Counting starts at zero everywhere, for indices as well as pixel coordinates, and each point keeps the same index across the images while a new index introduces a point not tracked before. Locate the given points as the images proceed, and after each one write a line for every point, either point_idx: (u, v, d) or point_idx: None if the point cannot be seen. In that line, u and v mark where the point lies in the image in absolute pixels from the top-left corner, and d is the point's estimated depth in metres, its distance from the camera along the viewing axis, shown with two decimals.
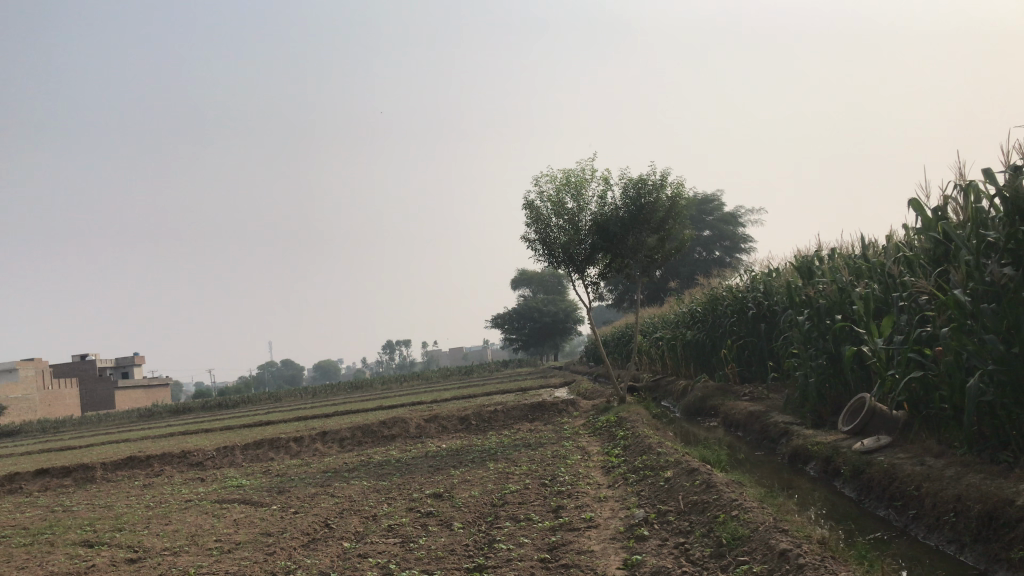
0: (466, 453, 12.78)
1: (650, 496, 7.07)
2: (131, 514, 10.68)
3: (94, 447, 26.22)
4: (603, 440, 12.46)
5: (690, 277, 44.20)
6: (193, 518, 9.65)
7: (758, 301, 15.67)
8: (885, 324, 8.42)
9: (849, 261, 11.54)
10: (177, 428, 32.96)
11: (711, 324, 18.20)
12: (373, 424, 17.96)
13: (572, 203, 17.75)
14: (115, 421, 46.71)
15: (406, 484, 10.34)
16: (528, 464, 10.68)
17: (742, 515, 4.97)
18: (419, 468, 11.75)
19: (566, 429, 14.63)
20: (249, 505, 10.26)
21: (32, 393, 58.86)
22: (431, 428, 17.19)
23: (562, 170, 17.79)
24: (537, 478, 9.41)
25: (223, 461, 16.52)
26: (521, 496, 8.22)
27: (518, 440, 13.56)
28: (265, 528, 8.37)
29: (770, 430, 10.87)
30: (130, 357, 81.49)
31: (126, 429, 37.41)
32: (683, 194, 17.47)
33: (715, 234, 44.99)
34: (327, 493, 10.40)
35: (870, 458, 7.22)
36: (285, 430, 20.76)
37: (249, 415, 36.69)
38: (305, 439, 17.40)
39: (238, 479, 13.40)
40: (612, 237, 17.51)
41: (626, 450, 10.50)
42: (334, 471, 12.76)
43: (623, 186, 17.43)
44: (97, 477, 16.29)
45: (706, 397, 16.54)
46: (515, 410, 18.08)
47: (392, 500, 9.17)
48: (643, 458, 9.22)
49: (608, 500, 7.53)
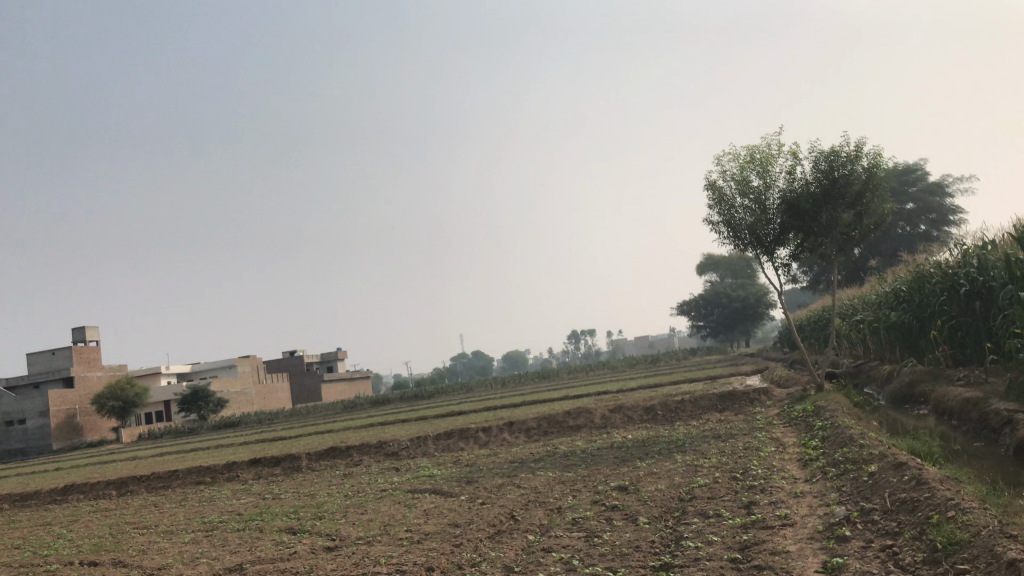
0: (653, 444, 12.48)
1: (853, 492, 6.52)
2: (331, 502, 11.23)
3: (302, 437, 28.01)
4: (799, 431, 11.76)
5: (892, 254, 41.27)
6: (387, 508, 9.99)
7: (973, 277, 14.29)
8: None
9: None
10: (376, 419, 34.65)
11: (918, 304, 16.80)
12: (558, 414, 17.99)
13: (758, 180, 16.91)
14: (322, 413, 49.85)
15: (592, 476, 10.21)
16: (717, 456, 10.25)
17: (960, 516, 4.42)
18: (604, 459, 11.59)
19: (758, 419, 13.98)
20: (439, 495, 10.50)
21: (250, 387, 64.04)
22: (617, 419, 16.98)
23: (746, 146, 16.98)
24: (728, 471, 8.99)
25: (417, 451, 17.12)
26: (710, 491, 7.85)
27: (707, 431, 13.09)
28: (453, 519, 8.49)
29: (991, 419, 9.83)
30: (334, 353, 86.86)
31: (331, 420, 39.80)
32: (881, 165, 16.22)
33: (919, 206, 41.68)
34: (513, 484, 10.45)
35: None
36: (474, 421, 21.24)
37: (442, 405, 37.96)
38: (494, 429, 17.69)
39: (430, 469, 13.80)
40: (803, 214, 16.55)
41: (825, 442, 9.83)
42: (520, 462, 12.84)
43: (813, 159, 16.43)
44: (303, 467, 17.34)
45: (914, 383, 15.29)
46: (703, 399, 17.52)
47: (576, 493, 9.05)
48: (844, 450, 8.58)
49: (805, 496, 7.03)
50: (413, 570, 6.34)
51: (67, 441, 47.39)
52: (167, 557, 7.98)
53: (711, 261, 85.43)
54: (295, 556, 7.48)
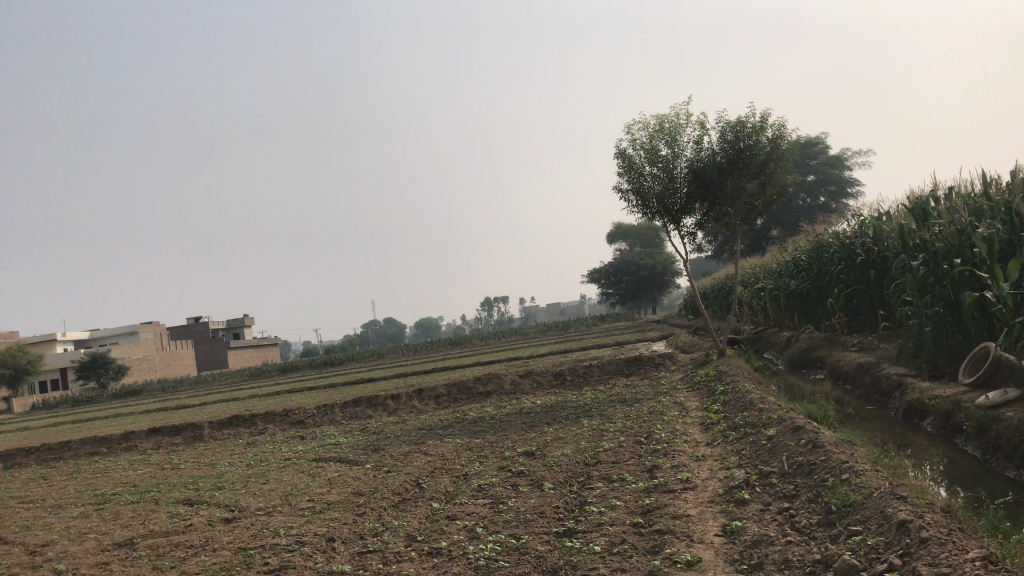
0: (560, 409, 12.56)
1: (752, 455, 6.64)
2: (232, 472, 10.90)
3: (205, 406, 27.27)
4: (703, 396, 12.00)
5: (794, 224, 42.63)
6: (290, 477, 9.75)
7: (868, 247, 14.79)
8: (1011, 267, 7.69)
9: (970, 201, 10.67)
10: (283, 386, 33.96)
11: (816, 273, 17.34)
12: (467, 381, 17.94)
13: (667, 150, 17.05)
14: (227, 380, 48.69)
15: (499, 442, 10.19)
16: (622, 421, 10.36)
17: (853, 479, 4.51)
18: (512, 425, 11.59)
19: (663, 383, 14.23)
20: (344, 464, 10.33)
21: (152, 354, 61.99)
22: (526, 385, 17.06)
23: (655, 116, 17.07)
24: (632, 435, 9.09)
25: (323, 419, 16.83)
26: (614, 455, 7.91)
27: (613, 396, 13.25)
28: (357, 488, 8.33)
29: (882, 383, 10.20)
30: (240, 320, 84.82)
31: (236, 388, 38.87)
32: (784, 136, 16.60)
33: (820, 178, 43.05)
34: (420, 451, 10.35)
35: (994, 413, 6.57)
36: (383, 388, 21.02)
37: (351, 373, 37.45)
38: (402, 397, 17.53)
39: (336, 437, 13.56)
40: (709, 183, 16.80)
41: (726, 406, 10.04)
42: (428, 429, 12.74)
43: (720, 130, 16.67)
44: (205, 436, 16.85)
45: (811, 349, 15.80)
46: (611, 364, 17.74)
47: (482, 459, 9.01)
48: (745, 414, 8.76)
49: (706, 460, 7.14)
50: (313, 541, 6.18)
51: None
52: (53, 533, 7.60)
53: (621, 229, 86.58)
54: (190, 529, 7.21)
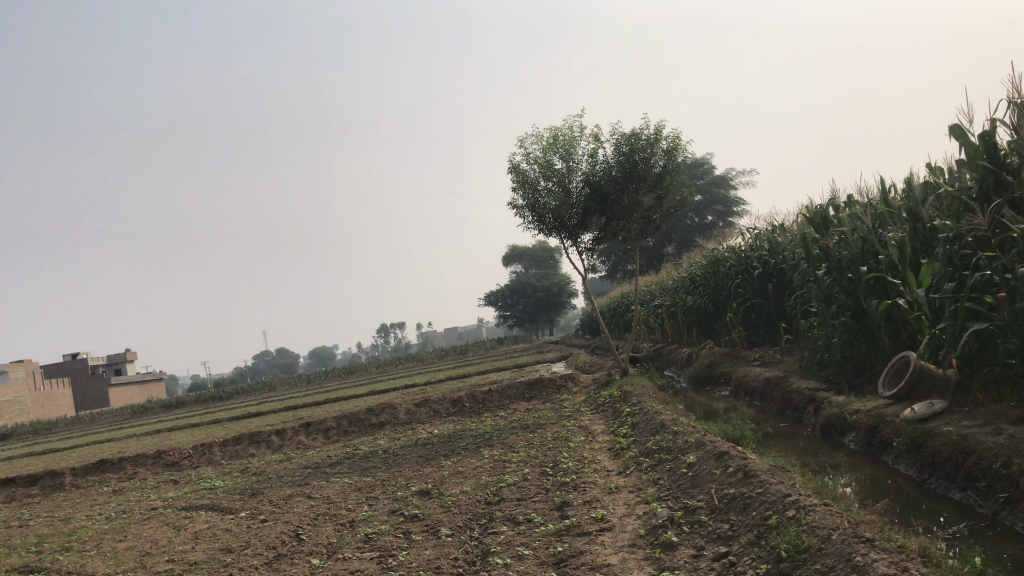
0: (459, 439, 11.70)
1: (672, 487, 5.94)
2: (86, 529, 9.54)
3: (74, 449, 25.08)
4: (608, 418, 11.36)
5: (684, 242, 43.34)
6: (151, 532, 8.51)
7: (765, 260, 14.58)
8: (928, 270, 7.34)
9: (870, 208, 10.46)
10: (164, 424, 31.65)
11: (713, 288, 17.10)
12: (359, 411, 16.85)
13: (561, 164, 16.50)
14: (106, 420, 45.53)
15: (392, 479, 9.23)
16: (526, 449, 9.58)
17: (803, 516, 3.82)
18: (406, 459, 10.66)
19: (566, 406, 13.57)
20: (217, 512, 9.16)
21: (24, 396, 57.61)
22: (422, 413, 16.12)
23: (548, 128, 16.52)
24: (537, 466, 8.30)
25: (201, 460, 15.40)
26: (519, 491, 7.09)
27: (514, 422, 12.46)
28: (225, 543, 7.23)
29: (794, 398, 9.78)
30: (123, 355, 80.49)
31: (114, 428, 36.30)
32: (679, 149, 16.31)
33: (707, 198, 43.80)
34: (302, 494, 9.27)
35: (926, 427, 6.07)
36: (270, 422, 19.59)
37: (239, 407, 35.42)
38: (288, 432, 16.27)
39: (212, 480, 12.28)
40: (605, 197, 16.36)
41: (635, 429, 9.39)
42: (315, 467, 11.62)
43: (615, 142, 16.23)
44: (65, 485, 15.14)
45: (714, 364, 15.47)
46: (510, 388, 16.96)
47: (372, 501, 8.04)
48: (656, 438, 8.10)
49: (621, 493, 6.41)
50: None
51: None
52: None
53: (515, 252, 86.09)
54: None
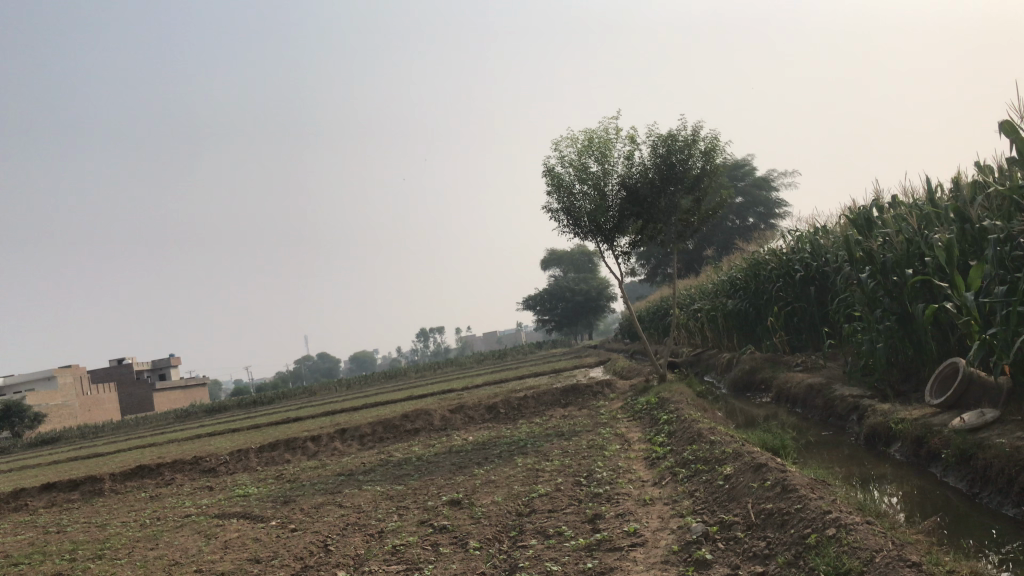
0: (493, 446, 11.55)
1: (708, 500, 5.72)
2: (120, 536, 9.55)
3: (117, 454, 25.40)
4: (645, 426, 11.12)
5: (725, 245, 42.75)
6: (183, 540, 8.47)
7: (807, 263, 14.23)
8: (977, 272, 7.02)
9: (916, 208, 10.10)
10: (205, 429, 31.95)
11: (754, 291, 16.74)
12: (394, 417, 16.77)
13: (597, 167, 16.29)
14: (150, 424, 46.19)
15: (424, 488, 9.11)
16: (560, 458, 9.39)
17: (844, 536, 3.59)
18: (439, 467, 10.53)
19: (602, 413, 13.34)
20: (248, 521, 9.11)
21: (72, 400, 58.75)
22: (457, 420, 16.00)
23: (583, 131, 16.32)
24: (570, 475, 8.12)
25: (237, 466, 15.45)
26: (551, 502, 6.91)
27: (550, 429, 12.27)
28: (254, 553, 7.15)
29: (837, 405, 9.47)
30: (167, 360, 81.76)
31: (158, 432, 36.77)
32: (717, 150, 15.99)
33: (748, 200, 43.16)
34: (334, 503, 9.18)
35: (976, 437, 5.77)
36: (307, 428, 19.62)
37: (279, 412, 35.66)
38: (324, 438, 16.25)
39: (247, 487, 12.27)
40: (642, 200, 16.11)
41: (672, 437, 9.15)
42: (348, 474, 11.55)
43: (651, 144, 15.97)
44: (105, 491, 15.28)
45: (754, 370, 15.13)
46: (546, 394, 16.77)
47: (402, 511, 7.91)
48: (693, 447, 7.87)
49: (655, 505, 6.21)
50: None
51: None
52: None
53: (554, 256, 85.75)
54: None
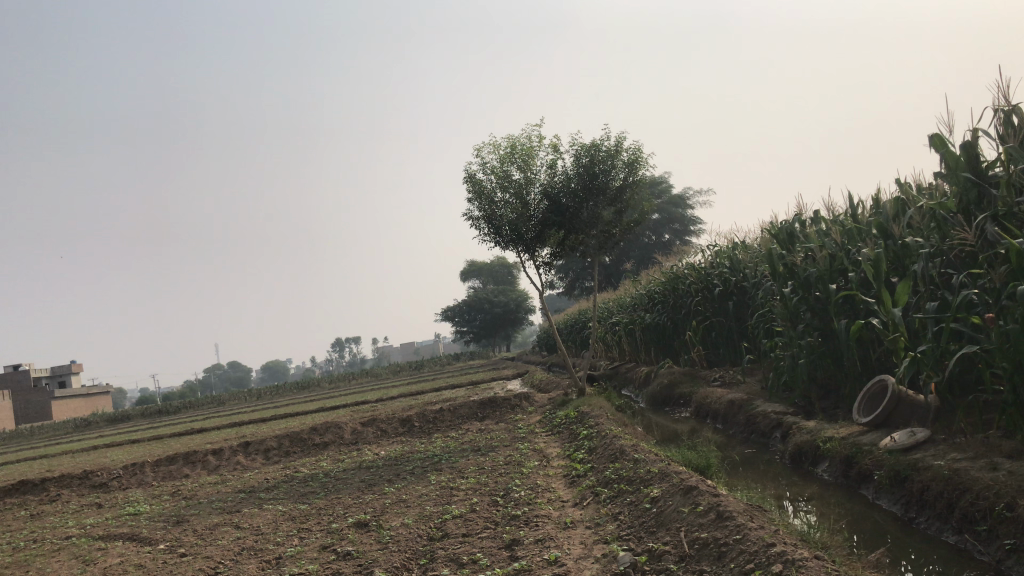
0: (405, 462, 10.99)
1: (634, 525, 5.34)
2: None
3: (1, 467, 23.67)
4: (563, 441, 10.74)
5: (641, 260, 43.11)
6: (57, 567, 7.64)
7: (725, 278, 14.15)
8: (907, 288, 6.86)
9: (839, 224, 10.03)
10: (102, 440, 30.21)
11: (672, 305, 16.63)
12: (303, 430, 16.00)
13: (519, 174, 15.92)
14: (46, 434, 43.74)
15: (329, 508, 8.50)
16: (475, 475, 8.91)
17: (793, 573, 3.24)
18: (348, 484, 9.93)
19: (519, 427, 12.91)
20: (135, 543, 8.34)
21: None
22: (369, 433, 15.35)
23: (506, 138, 15.92)
24: (487, 494, 7.64)
25: (131, 481, 14.43)
26: (465, 526, 6.43)
27: (466, 444, 11.78)
28: None
29: (759, 422, 9.27)
30: (67, 368, 77.99)
31: (51, 443, 34.68)
32: (640, 162, 15.81)
33: (665, 216, 43.59)
34: (231, 524, 8.49)
35: (909, 458, 5.55)
36: (210, 440, 18.60)
37: (183, 422, 34.09)
38: (226, 452, 15.37)
39: (138, 505, 11.38)
40: (564, 210, 15.84)
41: (592, 454, 8.77)
42: (249, 492, 10.82)
43: (575, 153, 15.69)
44: None
45: (673, 384, 14.96)
46: (462, 407, 16.26)
47: (303, 534, 7.30)
48: (615, 466, 7.51)
49: (577, 529, 5.79)
50: None
51: None
52: None
53: (473, 267, 85.07)
54: None
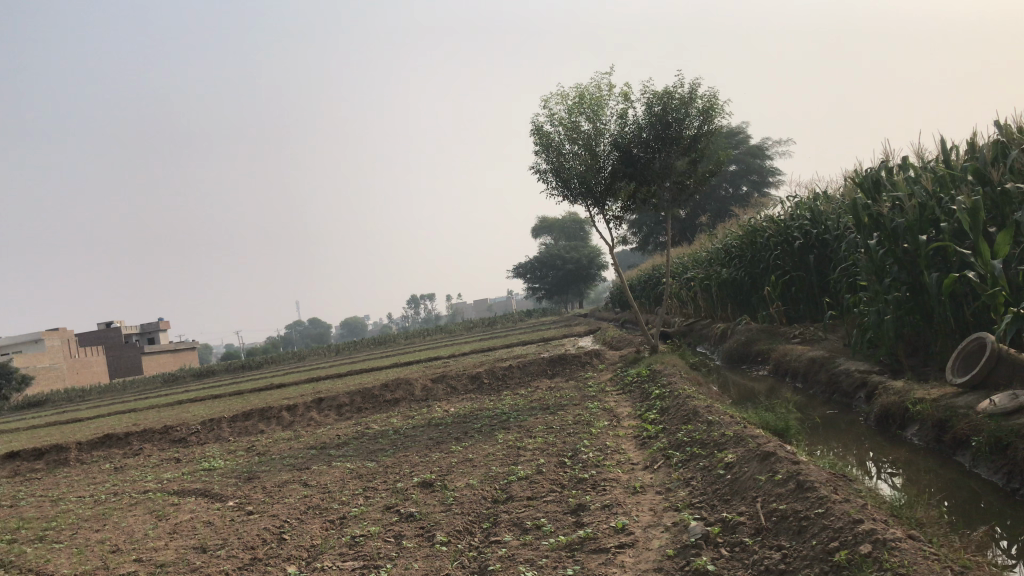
0: (473, 420, 10.86)
1: (707, 492, 5.03)
2: (68, 515, 8.83)
3: (93, 420, 24.61)
4: (635, 400, 10.44)
5: (718, 213, 42.04)
6: (131, 522, 7.76)
7: (806, 230, 13.52)
8: (1009, 239, 6.30)
9: (930, 170, 9.36)
10: (187, 395, 31.18)
11: (749, 260, 16.03)
12: (374, 387, 16.07)
13: (588, 125, 15.48)
14: (136, 388, 45.47)
15: (396, 466, 8.42)
16: (543, 434, 8.70)
17: (884, 557, 2.91)
18: (415, 442, 9.85)
19: (590, 385, 12.65)
20: (206, 500, 8.42)
21: (60, 362, 57.86)
22: (439, 390, 15.32)
23: (574, 87, 15.48)
24: (554, 455, 7.42)
25: (209, 436, 14.74)
26: (531, 488, 6.22)
27: (535, 402, 11.59)
28: (200, 541, 6.44)
29: (842, 382, 8.80)
30: (155, 324, 80.89)
31: (140, 397, 35.99)
32: (716, 109, 15.11)
33: (742, 168, 42.29)
34: (299, 481, 8.49)
35: (1012, 423, 5.08)
36: (285, 396, 18.90)
37: (263, 378, 34.91)
38: (300, 408, 15.56)
39: (214, 460, 11.56)
40: (635, 161, 15.31)
41: (664, 414, 8.46)
42: (320, 448, 10.86)
43: (646, 101, 15.11)
44: (70, 461, 14.57)
45: (751, 342, 14.46)
46: (532, 364, 16.08)
47: (368, 493, 7.22)
48: (687, 427, 7.18)
49: (646, 494, 5.52)
50: None
51: None
52: None
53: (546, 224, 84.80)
54: None
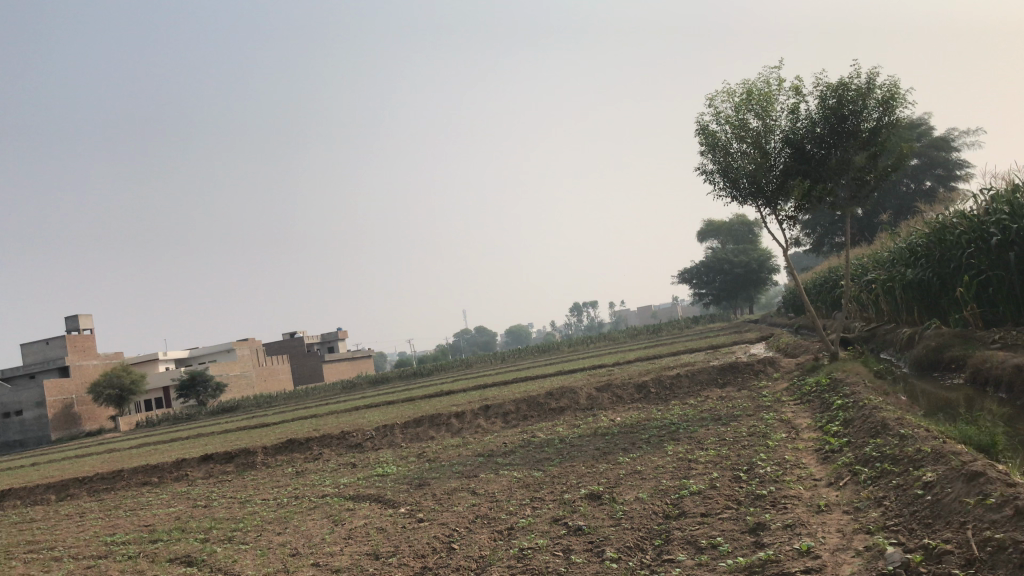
0: (641, 430, 10.59)
1: (904, 515, 4.58)
2: (254, 516, 9.30)
3: (278, 424, 26.09)
4: (814, 411, 9.82)
5: (898, 211, 39.43)
6: (310, 526, 8.05)
7: (1005, 225, 12.34)
8: None
9: None
10: (363, 401, 32.52)
11: (938, 259, 14.85)
12: (540, 395, 16.06)
13: (757, 122, 14.85)
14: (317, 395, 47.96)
15: (562, 477, 8.30)
16: (714, 446, 8.32)
17: None
18: (582, 452, 9.70)
19: (764, 395, 12.05)
20: (380, 505, 8.62)
21: (250, 370, 62.02)
22: (605, 398, 15.10)
23: (742, 84, 14.89)
24: (728, 469, 7.06)
25: (383, 442, 15.21)
26: (706, 504, 5.91)
27: (705, 412, 11.16)
28: (373, 547, 6.56)
29: None
30: (334, 334, 85.18)
31: (320, 403, 37.91)
32: (897, 98, 14.07)
33: (925, 161, 39.50)
34: (467, 489, 8.54)
35: None
36: (454, 403, 19.26)
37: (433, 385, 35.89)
38: (468, 415, 15.78)
39: (387, 466, 11.89)
40: (809, 158, 14.56)
41: (848, 427, 7.88)
42: (487, 456, 10.93)
43: (820, 94, 14.30)
44: (257, 464, 15.44)
45: (943, 347, 13.35)
46: (701, 373, 15.56)
47: (536, 504, 7.13)
48: (876, 441, 6.64)
49: (833, 514, 5.10)
50: None
51: (66, 432, 44.78)
52: None
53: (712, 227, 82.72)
54: None
